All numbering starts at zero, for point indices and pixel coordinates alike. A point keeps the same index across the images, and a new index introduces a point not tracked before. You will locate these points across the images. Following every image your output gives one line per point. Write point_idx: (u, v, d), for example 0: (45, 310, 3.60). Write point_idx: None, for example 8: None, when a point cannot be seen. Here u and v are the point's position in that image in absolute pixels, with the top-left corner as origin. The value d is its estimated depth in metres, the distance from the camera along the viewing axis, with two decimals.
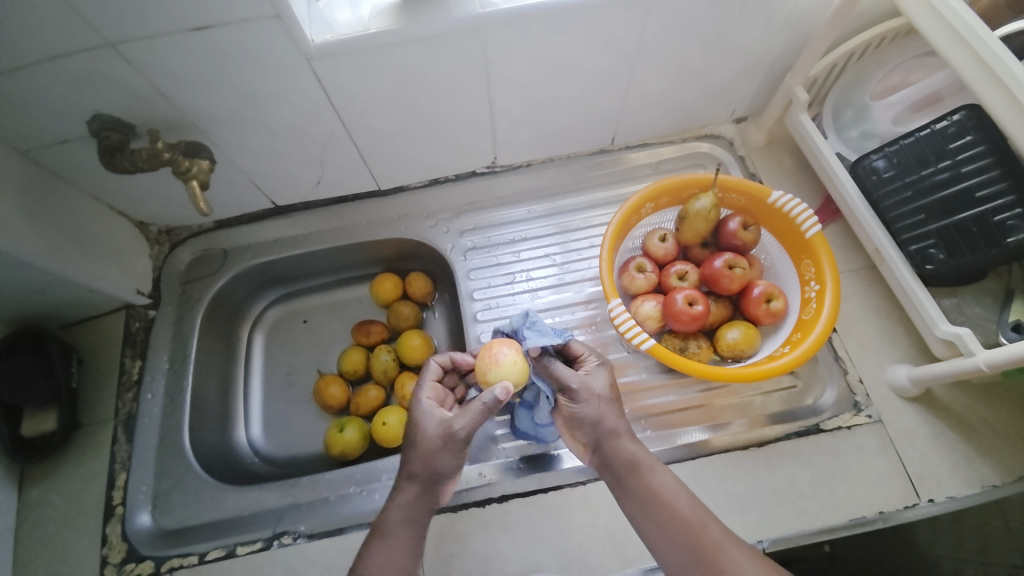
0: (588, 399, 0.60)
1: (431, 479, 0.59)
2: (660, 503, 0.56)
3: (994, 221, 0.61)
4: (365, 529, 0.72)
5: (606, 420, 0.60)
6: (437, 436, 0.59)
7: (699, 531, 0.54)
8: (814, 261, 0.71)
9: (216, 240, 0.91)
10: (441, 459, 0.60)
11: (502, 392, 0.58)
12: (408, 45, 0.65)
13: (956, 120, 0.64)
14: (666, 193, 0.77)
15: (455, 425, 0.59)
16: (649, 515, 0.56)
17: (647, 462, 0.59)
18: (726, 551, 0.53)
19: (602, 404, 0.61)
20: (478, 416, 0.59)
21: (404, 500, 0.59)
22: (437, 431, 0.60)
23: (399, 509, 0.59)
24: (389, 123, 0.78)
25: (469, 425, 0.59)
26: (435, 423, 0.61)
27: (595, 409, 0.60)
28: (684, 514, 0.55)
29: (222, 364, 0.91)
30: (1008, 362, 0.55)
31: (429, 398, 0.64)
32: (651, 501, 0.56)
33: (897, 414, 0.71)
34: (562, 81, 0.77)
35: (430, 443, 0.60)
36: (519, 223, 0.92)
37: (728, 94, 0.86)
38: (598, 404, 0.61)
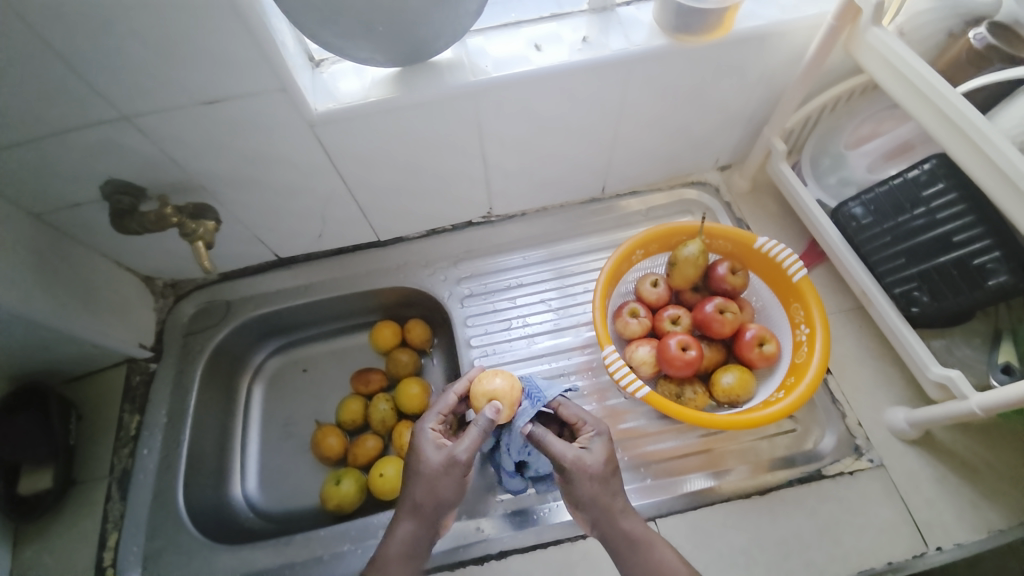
0: (585, 474, 0.58)
1: (427, 507, 0.59)
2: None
3: (974, 265, 0.63)
4: None
5: (602, 497, 0.58)
6: (441, 465, 0.59)
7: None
8: (803, 304, 0.72)
9: (219, 292, 0.93)
10: (443, 490, 0.59)
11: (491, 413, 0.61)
12: (406, 111, 0.69)
13: (927, 168, 0.66)
14: (656, 240, 0.80)
15: (460, 453, 0.59)
16: None
17: (651, 536, 0.58)
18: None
19: (598, 481, 0.59)
20: (477, 439, 0.61)
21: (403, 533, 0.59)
22: (442, 460, 0.60)
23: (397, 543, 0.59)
24: (388, 179, 0.81)
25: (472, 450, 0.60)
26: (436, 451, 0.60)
27: (589, 481, 0.58)
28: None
29: (221, 416, 0.91)
30: (1000, 405, 0.55)
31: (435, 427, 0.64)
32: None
33: (899, 458, 0.70)
34: (551, 136, 0.81)
35: (432, 474, 0.59)
36: (515, 269, 0.94)
37: (711, 144, 0.90)
38: (592, 484, 0.58)
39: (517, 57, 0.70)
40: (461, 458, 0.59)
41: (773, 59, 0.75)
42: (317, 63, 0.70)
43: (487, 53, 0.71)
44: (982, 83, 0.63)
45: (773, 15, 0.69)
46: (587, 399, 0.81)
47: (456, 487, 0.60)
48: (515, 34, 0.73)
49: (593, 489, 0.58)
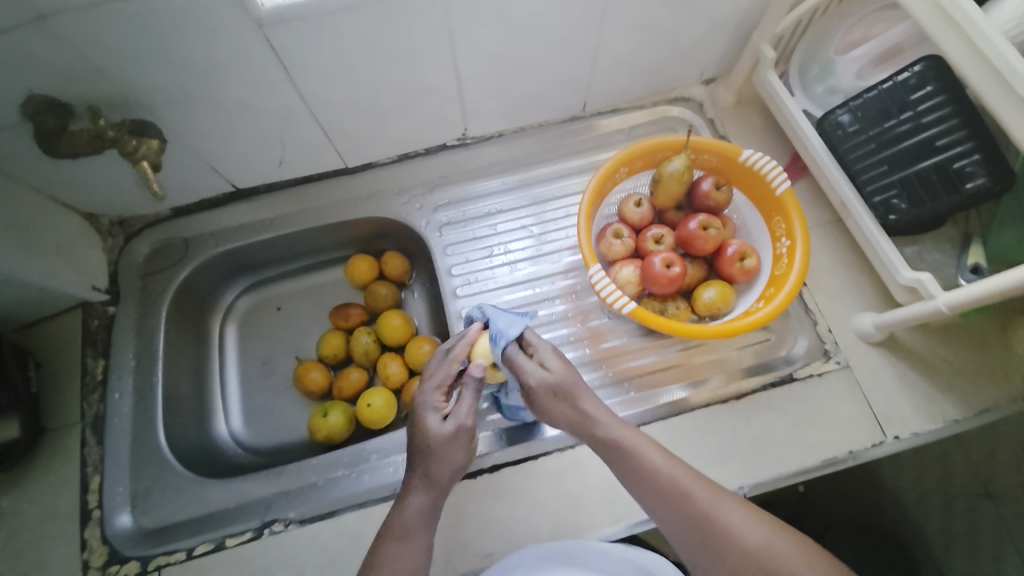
0: (547, 390, 0.61)
1: (441, 476, 0.60)
2: (647, 474, 0.58)
3: (954, 169, 0.62)
4: (358, 509, 0.71)
5: (571, 408, 0.61)
6: (446, 437, 0.59)
7: (685, 504, 0.57)
8: (785, 217, 0.72)
9: (175, 229, 0.86)
10: (456, 458, 0.60)
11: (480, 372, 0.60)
12: (368, 8, 0.61)
13: (917, 71, 0.63)
14: (641, 156, 0.77)
15: (463, 419, 0.60)
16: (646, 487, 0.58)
17: (630, 437, 0.60)
18: (715, 517, 0.56)
19: (562, 394, 0.61)
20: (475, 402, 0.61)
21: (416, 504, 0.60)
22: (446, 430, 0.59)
23: (412, 513, 0.59)
24: (353, 96, 0.74)
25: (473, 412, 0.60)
26: (438, 425, 0.60)
27: (555, 395, 0.61)
28: (667, 484, 0.58)
29: (194, 356, 0.87)
30: (966, 303, 0.58)
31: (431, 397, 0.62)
32: (640, 472, 0.59)
33: (865, 360, 0.75)
34: (531, 44, 0.74)
35: (442, 446, 0.59)
36: (494, 194, 0.90)
37: (697, 54, 0.85)
38: (556, 396, 0.61)
39: None
40: (467, 424, 0.60)
41: None
42: None
43: None
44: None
45: None
46: (570, 321, 0.82)
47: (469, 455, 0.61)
48: None
49: (558, 400, 0.61)
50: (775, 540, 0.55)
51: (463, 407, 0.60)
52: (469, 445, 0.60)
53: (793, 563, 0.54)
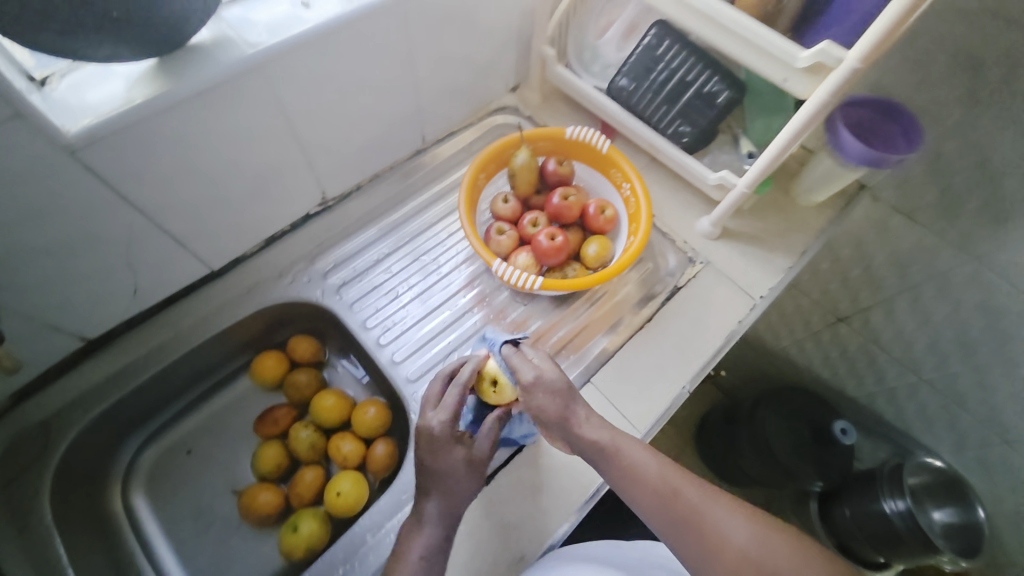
0: (540, 390, 0.67)
1: (455, 503, 0.64)
2: (635, 476, 0.61)
3: (706, 92, 0.82)
4: None
5: (561, 408, 0.66)
6: (465, 466, 0.66)
7: (675, 500, 0.59)
8: (618, 168, 0.87)
9: (24, 416, 0.70)
10: (471, 487, 0.66)
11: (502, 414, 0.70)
12: (188, 104, 0.61)
13: (653, 34, 0.83)
14: (492, 161, 0.87)
15: (480, 453, 0.67)
16: (635, 488, 0.60)
17: (619, 440, 0.64)
18: (701, 513, 0.58)
19: (554, 394, 0.67)
20: (493, 437, 0.69)
21: (424, 539, 0.62)
22: (465, 463, 0.66)
23: (425, 547, 0.62)
24: (199, 195, 0.71)
25: (489, 447, 0.68)
26: (458, 458, 0.65)
27: (550, 393, 0.67)
28: (659, 485, 0.60)
29: (107, 548, 0.73)
30: (757, 179, 0.78)
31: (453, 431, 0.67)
32: (628, 478, 0.61)
33: (717, 252, 0.94)
34: (359, 98, 0.80)
35: (461, 475, 0.65)
36: (376, 242, 0.93)
37: (496, 69, 0.99)
38: (547, 395, 0.67)
39: (288, 17, 0.65)
40: (485, 458, 0.67)
41: None
42: (40, 81, 0.56)
43: (253, 22, 0.65)
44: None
45: None
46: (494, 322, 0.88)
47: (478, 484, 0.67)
48: None
49: (549, 400, 0.66)
50: (769, 536, 0.55)
51: (483, 441, 0.68)
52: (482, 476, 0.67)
53: (780, 563, 0.52)
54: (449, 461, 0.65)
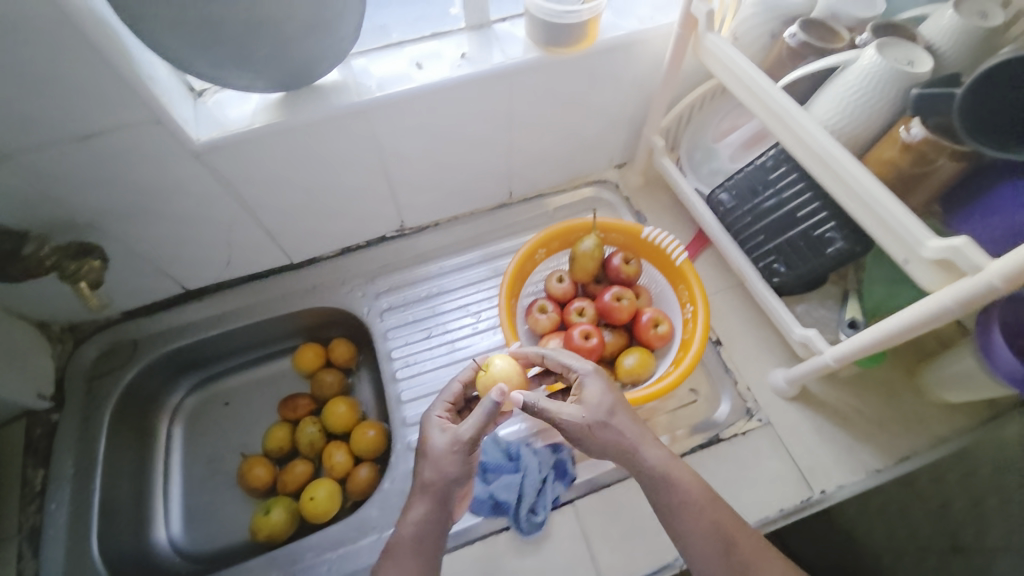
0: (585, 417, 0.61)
1: (435, 486, 0.61)
2: (688, 513, 0.59)
3: (816, 235, 0.68)
4: None
5: (613, 436, 0.61)
6: (444, 447, 0.61)
7: (720, 552, 0.58)
8: (687, 285, 0.78)
9: (123, 331, 0.90)
10: (449, 469, 0.61)
11: (497, 395, 0.59)
12: (293, 133, 0.70)
13: (772, 154, 0.71)
14: (557, 238, 0.85)
15: (461, 432, 0.61)
16: (690, 533, 0.58)
17: (671, 467, 0.61)
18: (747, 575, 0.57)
19: (603, 420, 0.61)
20: (479, 421, 0.61)
21: (414, 518, 0.61)
22: (445, 442, 0.61)
23: (408, 528, 0.60)
24: (291, 203, 0.81)
25: (474, 429, 0.61)
26: (444, 437, 0.62)
27: (599, 423, 0.61)
28: (714, 530, 0.58)
29: (137, 458, 0.87)
30: (849, 355, 0.63)
31: (442, 414, 0.66)
32: (681, 515, 0.59)
33: (784, 414, 0.78)
34: (450, 149, 0.85)
35: (437, 455, 0.61)
36: (433, 278, 0.97)
37: (603, 145, 0.97)
38: (599, 418, 0.61)
39: (399, 73, 0.72)
40: (462, 437, 0.61)
41: (640, 65, 0.81)
42: (199, 93, 0.69)
43: (371, 71, 0.73)
44: (799, 75, 0.58)
45: (633, 24, 0.76)
46: None
47: (462, 469, 0.61)
48: (397, 53, 0.74)
49: (606, 433, 0.61)
50: None
51: (465, 423, 0.61)
52: (465, 460, 0.61)
53: None
54: (440, 444, 0.62)
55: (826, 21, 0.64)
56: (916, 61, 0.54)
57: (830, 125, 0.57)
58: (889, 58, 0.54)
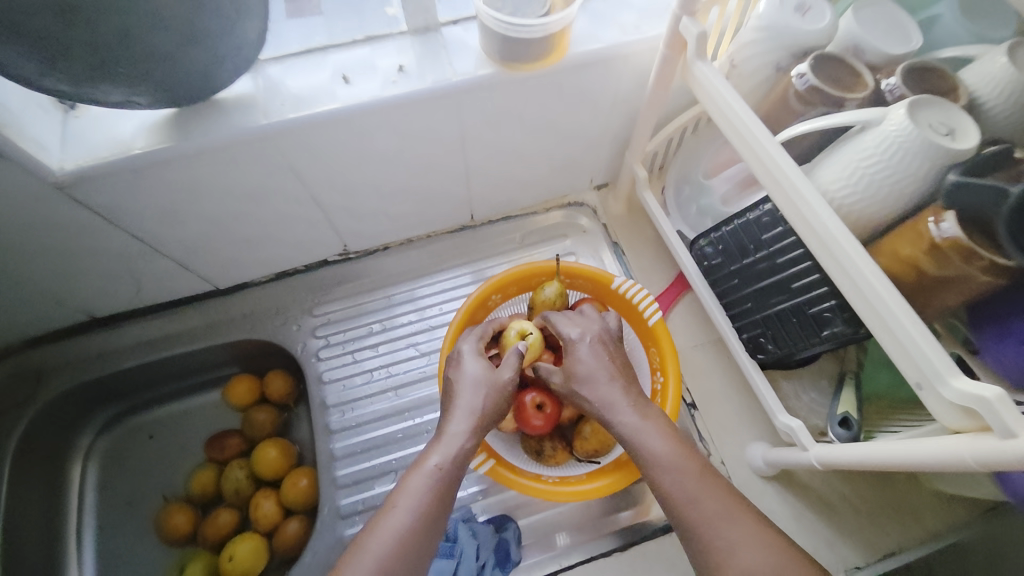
0: (586, 356, 0.59)
1: (476, 408, 0.57)
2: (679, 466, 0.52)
3: (811, 313, 0.57)
4: None
5: (604, 378, 0.58)
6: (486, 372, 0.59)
7: (687, 509, 0.51)
8: (658, 349, 0.67)
9: (28, 361, 0.80)
10: (488, 397, 0.58)
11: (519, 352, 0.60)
12: (188, 160, 0.58)
13: (767, 209, 0.59)
14: (513, 283, 0.73)
15: (505, 368, 0.59)
16: (682, 486, 0.51)
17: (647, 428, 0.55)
18: (716, 529, 0.49)
19: (598, 362, 0.59)
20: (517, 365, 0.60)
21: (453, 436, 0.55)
22: (480, 370, 0.59)
23: (449, 448, 0.54)
24: (204, 231, 0.70)
25: (514, 370, 0.59)
26: (481, 368, 0.59)
27: (597, 361, 0.59)
28: (688, 490, 0.51)
29: (47, 501, 0.79)
30: (835, 462, 0.54)
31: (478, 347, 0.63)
32: (673, 468, 0.52)
33: (759, 496, 0.69)
34: (393, 172, 0.72)
35: (480, 380, 0.58)
36: (381, 311, 0.86)
37: (580, 166, 0.84)
38: (599, 360, 0.59)
39: (320, 90, 0.60)
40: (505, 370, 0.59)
41: (621, 82, 0.68)
42: (72, 106, 0.58)
43: (285, 85, 0.60)
44: (806, 128, 0.48)
45: (613, 34, 0.62)
46: None
47: (505, 400, 0.59)
48: (319, 62, 0.61)
49: (603, 379, 0.58)
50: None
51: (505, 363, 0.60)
52: (504, 390, 0.58)
53: None
54: (479, 373, 0.59)
55: (846, 54, 0.54)
56: (958, 132, 0.44)
57: (837, 196, 0.47)
58: (922, 124, 0.44)
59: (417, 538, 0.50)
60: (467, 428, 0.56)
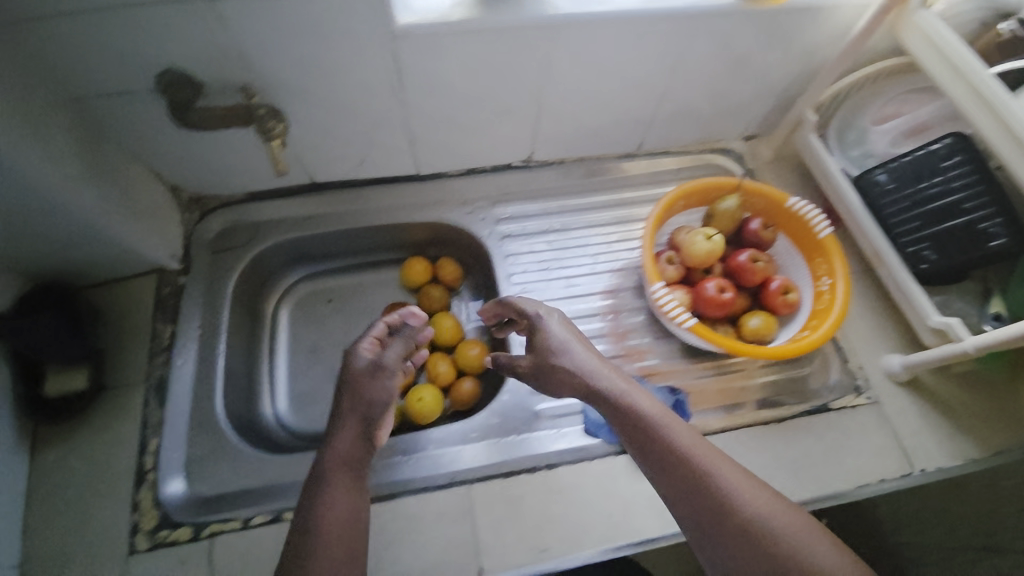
0: (546, 335, 0.69)
1: (364, 401, 0.64)
2: (653, 435, 0.60)
3: (979, 228, 0.73)
4: (420, 494, 0.71)
5: (563, 365, 0.66)
6: (366, 368, 0.66)
7: (670, 475, 0.58)
8: (826, 259, 0.79)
9: (246, 213, 0.89)
10: (377, 395, 0.64)
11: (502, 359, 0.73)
12: (484, 35, 0.70)
13: (946, 143, 0.76)
14: (698, 194, 0.85)
15: (385, 357, 0.67)
16: (658, 461, 0.59)
17: (631, 387, 0.64)
18: (714, 478, 0.57)
19: (558, 348, 0.68)
20: (404, 343, 0.70)
21: (345, 438, 0.62)
22: (367, 364, 0.66)
23: (340, 448, 0.61)
24: (448, 110, 0.82)
25: (398, 355, 0.68)
26: (364, 359, 0.67)
27: (552, 359, 0.67)
28: (680, 451, 0.59)
29: (249, 334, 0.88)
30: (993, 345, 0.66)
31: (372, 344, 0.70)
32: (642, 429, 0.61)
33: (891, 395, 0.81)
34: (611, 85, 0.84)
35: (360, 370, 0.66)
36: (553, 215, 0.98)
37: (745, 113, 0.97)
38: (560, 334, 0.69)
39: None
40: (381, 359, 0.67)
41: (819, 34, 0.81)
42: None
43: None
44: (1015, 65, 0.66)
45: None
46: (607, 340, 0.88)
47: (392, 395, 0.65)
48: None
49: (570, 375, 0.66)
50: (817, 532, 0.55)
51: (391, 346, 0.69)
52: (387, 383, 0.65)
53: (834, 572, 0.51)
54: (360, 367, 0.66)
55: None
56: None
57: None
58: None
59: (349, 541, 0.57)
60: (355, 432, 0.62)
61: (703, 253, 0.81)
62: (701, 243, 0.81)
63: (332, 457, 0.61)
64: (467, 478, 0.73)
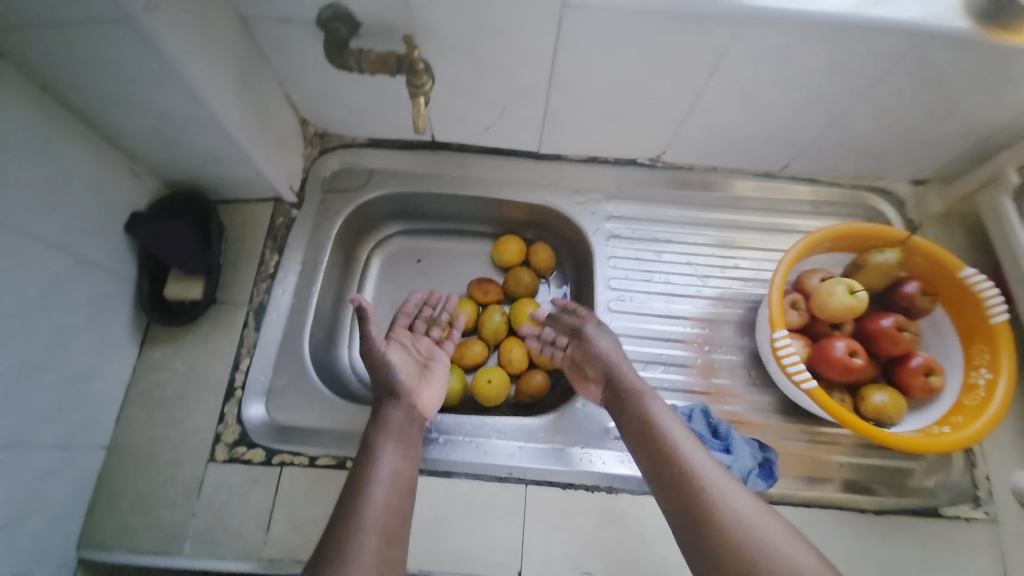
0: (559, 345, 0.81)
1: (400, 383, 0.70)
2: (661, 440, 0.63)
3: None
4: (475, 480, 0.69)
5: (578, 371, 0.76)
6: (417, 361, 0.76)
7: (680, 478, 0.59)
8: (990, 349, 0.68)
9: (365, 157, 0.91)
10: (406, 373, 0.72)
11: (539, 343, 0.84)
12: (661, 18, 0.63)
13: None
14: (850, 239, 0.75)
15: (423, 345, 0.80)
16: (667, 464, 0.61)
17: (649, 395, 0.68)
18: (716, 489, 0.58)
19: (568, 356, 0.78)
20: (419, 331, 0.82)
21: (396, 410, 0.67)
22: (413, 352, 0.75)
23: (394, 416, 0.67)
24: (594, 91, 0.77)
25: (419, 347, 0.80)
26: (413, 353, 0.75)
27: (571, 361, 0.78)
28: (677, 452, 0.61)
29: (343, 275, 0.90)
30: None
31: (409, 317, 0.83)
32: (651, 434, 0.64)
33: (1015, 518, 0.71)
34: (779, 95, 0.75)
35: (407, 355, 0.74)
36: (669, 224, 0.91)
37: (922, 155, 0.84)
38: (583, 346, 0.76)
39: None
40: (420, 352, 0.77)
41: None
42: None
43: None
44: None
45: None
46: (691, 372, 0.80)
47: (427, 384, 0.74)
48: None
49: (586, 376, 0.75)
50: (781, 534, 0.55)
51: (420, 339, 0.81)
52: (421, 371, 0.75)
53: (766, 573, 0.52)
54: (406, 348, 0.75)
55: None
56: None
57: None
58: None
59: (399, 495, 0.61)
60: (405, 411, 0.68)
61: (843, 310, 0.72)
62: (843, 296, 0.72)
63: (384, 422, 0.66)
64: (522, 477, 0.70)
